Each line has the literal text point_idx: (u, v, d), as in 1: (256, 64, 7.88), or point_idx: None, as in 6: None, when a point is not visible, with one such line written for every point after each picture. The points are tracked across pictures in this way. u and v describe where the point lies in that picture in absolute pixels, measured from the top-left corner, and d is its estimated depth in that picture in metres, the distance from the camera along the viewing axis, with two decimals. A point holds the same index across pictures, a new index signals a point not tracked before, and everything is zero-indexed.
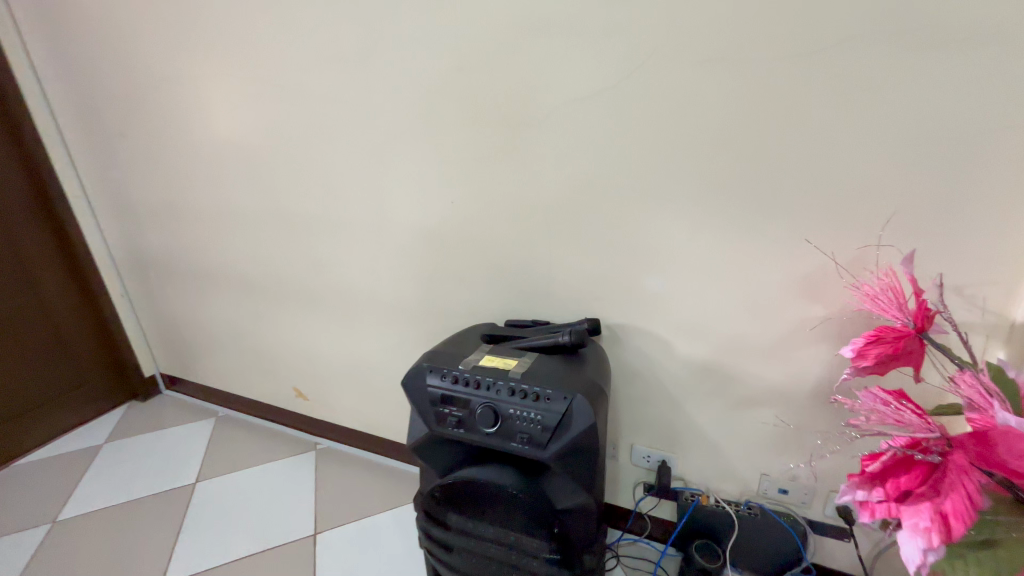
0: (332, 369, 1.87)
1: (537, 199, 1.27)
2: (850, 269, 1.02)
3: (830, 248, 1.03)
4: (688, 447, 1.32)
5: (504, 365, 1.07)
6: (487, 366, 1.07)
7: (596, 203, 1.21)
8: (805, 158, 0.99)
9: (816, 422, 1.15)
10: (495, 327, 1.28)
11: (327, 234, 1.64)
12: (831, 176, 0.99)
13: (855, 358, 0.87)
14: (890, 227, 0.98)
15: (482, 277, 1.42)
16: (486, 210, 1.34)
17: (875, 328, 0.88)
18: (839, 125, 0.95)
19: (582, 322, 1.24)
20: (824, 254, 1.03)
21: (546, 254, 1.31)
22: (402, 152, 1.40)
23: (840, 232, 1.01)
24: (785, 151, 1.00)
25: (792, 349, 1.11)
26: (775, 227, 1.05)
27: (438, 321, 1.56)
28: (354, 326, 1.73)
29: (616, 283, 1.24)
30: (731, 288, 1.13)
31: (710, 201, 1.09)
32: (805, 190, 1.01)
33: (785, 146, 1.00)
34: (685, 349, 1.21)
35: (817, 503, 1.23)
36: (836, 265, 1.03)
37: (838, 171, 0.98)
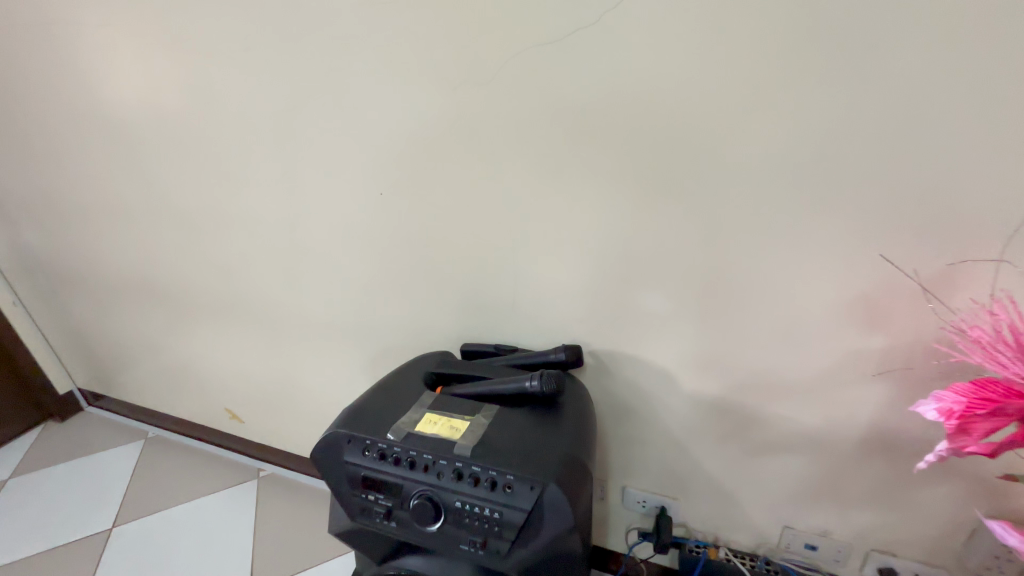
0: (266, 391, 1.57)
1: (496, 192, 0.95)
2: (925, 289, 0.74)
3: (911, 265, 0.74)
4: (693, 492, 1.07)
5: (451, 431, 0.77)
6: (426, 435, 0.77)
7: (575, 196, 0.89)
8: (871, 131, 0.69)
9: (861, 474, 0.89)
10: (445, 361, 0.97)
11: (238, 232, 1.29)
12: (908, 160, 0.69)
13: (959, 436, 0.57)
14: (1015, 242, 0.69)
15: (431, 290, 1.11)
16: (431, 205, 1.02)
17: (983, 391, 0.59)
18: (925, 85, 0.65)
19: (560, 353, 0.94)
20: (897, 272, 0.75)
21: (510, 261, 0.99)
22: (318, 129, 1.06)
23: (929, 241, 0.72)
24: (844, 124, 0.70)
25: (836, 389, 0.84)
26: (822, 228, 0.76)
27: (381, 342, 1.25)
28: (285, 343, 1.42)
29: (603, 298, 0.94)
30: (756, 309, 0.84)
31: (733, 193, 0.79)
32: (869, 179, 0.71)
33: (844, 116, 0.70)
34: (693, 382, 0.94)
35: (853, 562, 0.99)
36: (918, 287, 0.74)
37: (919, 154, 0.68)
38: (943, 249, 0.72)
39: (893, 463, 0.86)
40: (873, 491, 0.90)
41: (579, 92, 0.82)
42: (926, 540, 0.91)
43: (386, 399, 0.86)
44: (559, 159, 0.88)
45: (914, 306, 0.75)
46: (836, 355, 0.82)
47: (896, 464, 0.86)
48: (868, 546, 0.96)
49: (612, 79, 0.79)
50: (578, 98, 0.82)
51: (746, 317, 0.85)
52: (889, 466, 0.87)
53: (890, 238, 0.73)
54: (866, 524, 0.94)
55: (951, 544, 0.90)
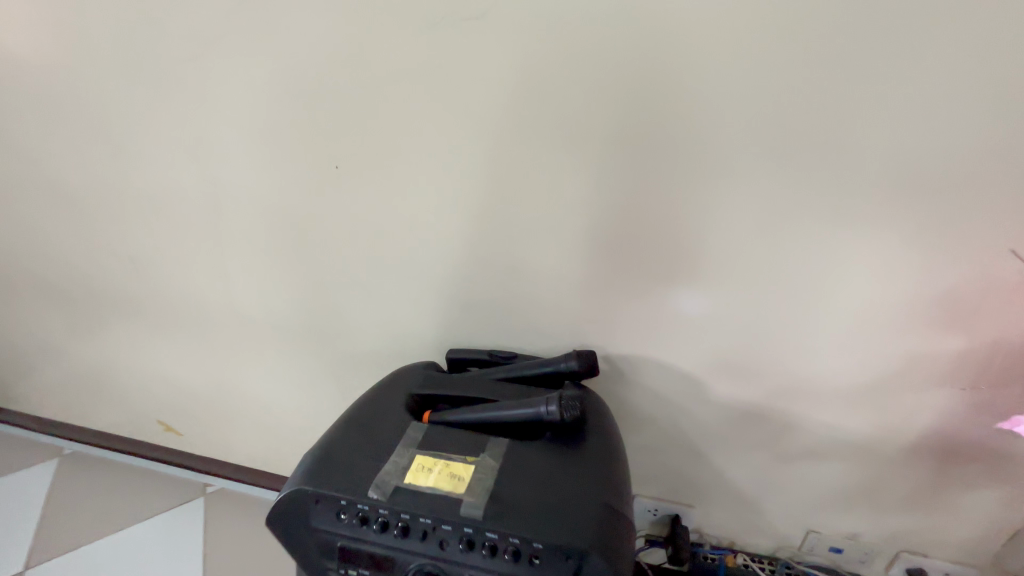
0: (205, 400, 1.32)
1: (488, 167, 0.75)
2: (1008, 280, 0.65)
3: None
4: (712, 499, 0.96)
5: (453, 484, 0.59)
6: (420, 494, 0.59)
7: (593, 173, 0.71)
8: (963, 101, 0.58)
9: (904, 481, 0.81)
10: (429, 378, 0.78)
11: (148, 215, 1.01)
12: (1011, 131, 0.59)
13: None
14: None
15: (405, 287, 0.90)
16: (404, 184, 0.80)
17: None
18: None
19: (572, 361, 0.78)
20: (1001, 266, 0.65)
21: (506, 253, 0.81)
22: (246, 83, 0.80)
23: None
24: (941, 91, 0.58)
25: (892, 394, 0.74)
26: (894, 212, 0.65)
27: (344, 346, 1.04)
28: (223, 347, 1.17)
29: (623, 296, 0.79)
30: (807, 304, 0.72)
31: (797, 172, 0.65)
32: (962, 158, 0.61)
33: (939, 81, 0.58)
34: (727, 389, 0.81)
35: (878, 563, 0.93)
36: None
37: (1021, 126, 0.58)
38: None
39: (942, 468, 0.78)
40: (913, 497, 0.82)
41: (606, 39, 0.63)
42: (963, 540, 0.85)
43: (361, 437, 0.67)
44: (574, 126, 0.69)
45: (1003, 299, 0.66)
46: (907, 360, 0.72)
47: (944, 469, 0.78)
48: (898, 547, 0.90)
49: (650, 21, 0.61)
50: (604, 47, 0.64)
51: (794, 315, 0.73)
52: (937, 473, 0.79)
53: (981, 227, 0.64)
54: (899, 528, 0.87)
55: (989, 545, 0.84)
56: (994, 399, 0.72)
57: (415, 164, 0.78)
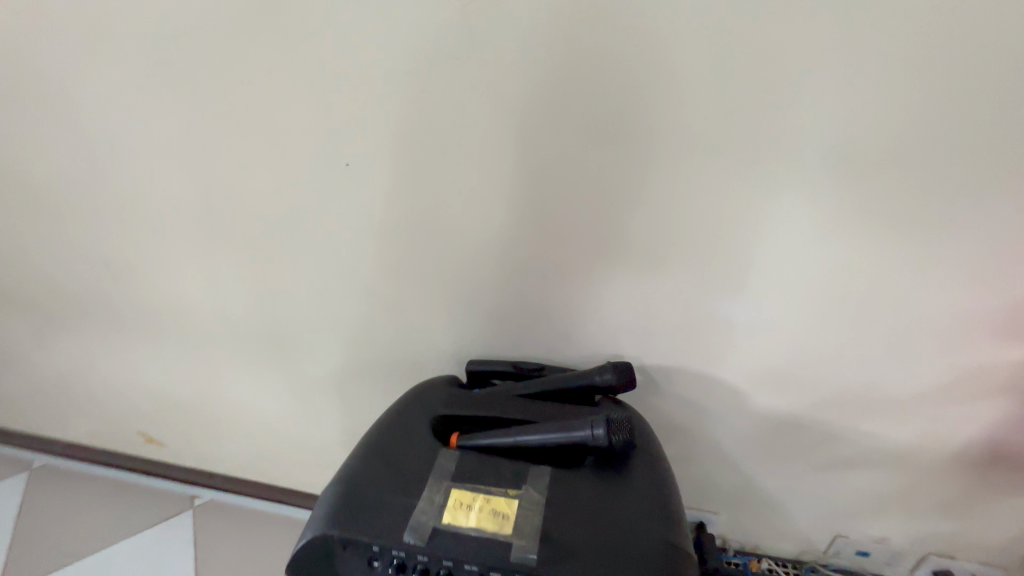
0: (190, 411, 1.22)
1: (524, 167, 0.69)
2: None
3: None
4: (739, 506, 0.93)
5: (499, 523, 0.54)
6: (463, 536, 0.53)
7: (639, 174, 0.66)
8: None
9: (941, 487, 0.80)
10: (453, 396, 0.72)
11: (123, 212, 0.90)
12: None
13: None
14: None
15: (423, 293, 0.84)
16: (426, 184, 0.73)
17: None
18: None
19: (607, 375, 0.72)
20: None
21: (535, 258, 0.75)
22: (245, 68, 0.71)
23: None
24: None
25: (941, 404, 0.72)
26: (957, 220, 0.61)
27: (350, 354, 0.96)
28: (211, 355, 1.07)
29: (662, 306, 0.74)
30: (860, 313, 0.69)
31: (867, 177, 0.61)
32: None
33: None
34: (767, 399, 0.78)
35: (904, 564, 0.92)
36: None
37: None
38: None
39: (981, 474, 0.77)
40: (948, 502, 0.81)
41: (664, 29, 0.57)
42: (993, 543, 0.84)
43: (386, 469, 0.60)
44: (622, 124, 0.63)
45: None
46: (971, 368, 0.69)
47: (981, 474, 0.77)
48: (926, 549, 0.89)
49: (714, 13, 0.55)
50: (658, 37, 0.58)
51: (845, 325, 0.70)
52: (973, 478, 0.78)
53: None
54: (929, 532, 0.86)
55: (1017, 547, 0.84)
56: None
57: (440, 163, 0.71)
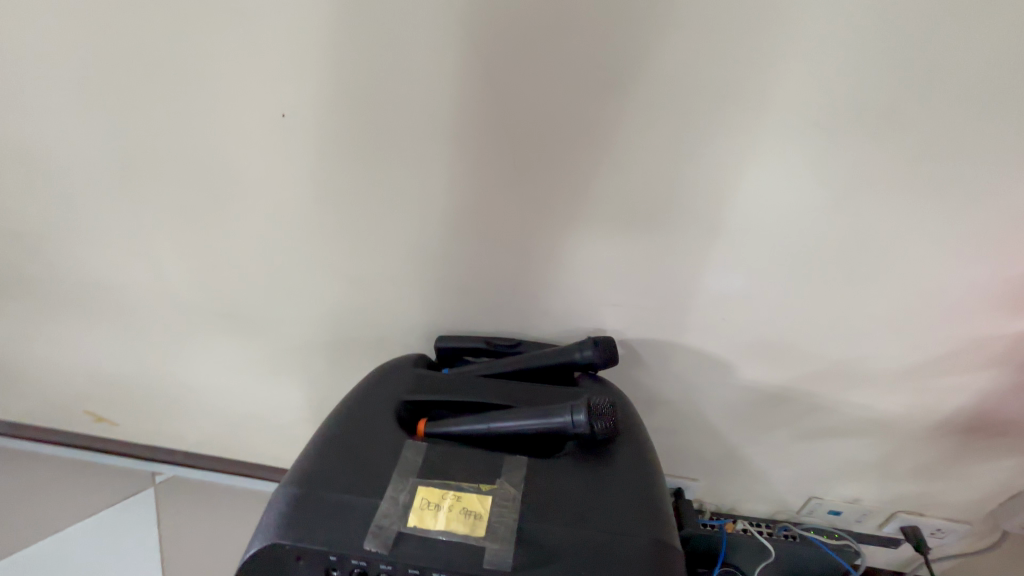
0: (139, 390, 1.12)
1: (493, 122, 0.59)
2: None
3: None
4: (718, 473, 0.93)
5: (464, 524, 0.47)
6: (430, 541, 0.48)
7: (625, 130, 0.57)
8: None
9: (917, 452, 0.80)
10: (421, 378, 0.65)
11: (24, 172, 0.76)
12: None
13: None
14: None
15: (386, 264, 0.75)
16: (381, 140, 0.63)
17: None
18: None
19: (588, 352, 0.66)
20: None
21: (508, 224, 0.67)
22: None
23: None
24: None
25: (934, 377, 0.70)
26: (976, 184, 0.54)
27: (311, 329, 0.88)
28: (153, 332, 0.97)
29: (646, 277, 0.68)
30: (863, 287, 0.63)
31: (883, 141, 0.53)
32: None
33: None
34: (753, 372, 0.74)
35: (873, 521, 0.94)
36: None
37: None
38: None
39: (963, 440, 0.77)
40: (921, 465, 0.81)
41: None
42: (963, 502, 0.86)
43: (345, 465, 0.54)
44: (606, 68, 0.54)
45: None
46: (967, 341, 0.65)
47: (958, 441, 0.77)
48: (896, 508, 0.90)
49: None
50: None
51: (846, 298, 0.65)
52: (949, 444, 0.78)
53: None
54: (901, 493, 0.87)
55: (984, 504, 0.86)
56: None
57: (394, 114, 0.61)
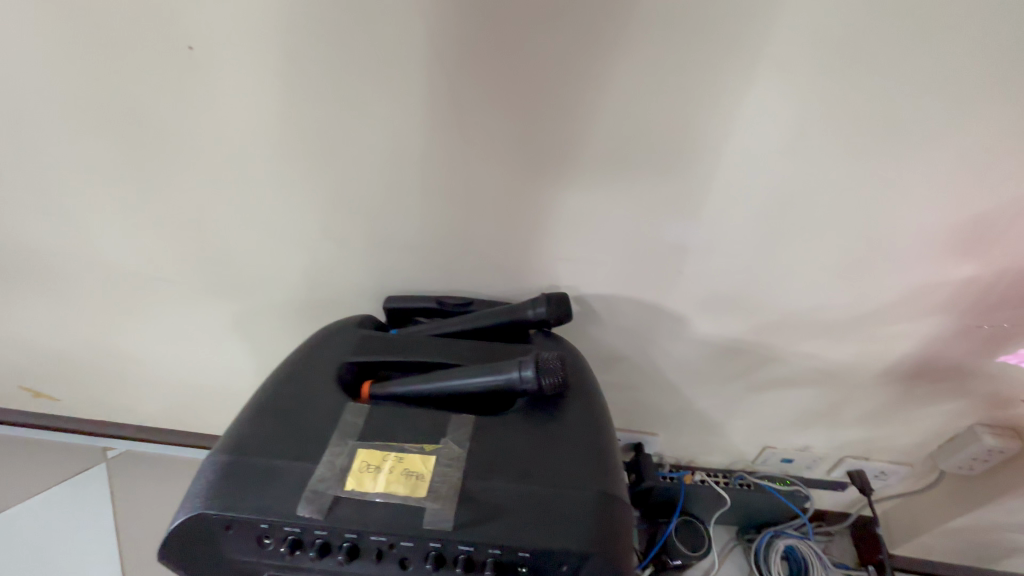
0: (74, 362, 1.04)
1: (427, 57, 0.54)
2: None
3: None
4: (677, 427, 0.94)
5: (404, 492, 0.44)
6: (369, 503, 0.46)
7: (569, 65, 0.52)
8: None
9: (863, 400, 0.82)
10: (365, 339, 0.62)
11: None
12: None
13: None
14: None
15: (325, 220, 0.70)
16: (304, 79, 0.57)
17: None
18: None
19: (541, 309, 0.64)
20: None
21: (451, 174, 0.62)
22: None
23: None
24: None
25: (881, 325, 0.70)
26: (935, 126, 0.51)
27: (254, 292, 0.83)
28: (81, 301, 0.90)
29: (599, 231, 0.65)
30: (819, 237, 0.61)
31: (841, 77, 0.49)
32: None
33: None
34: (708, 326, 0.74)
35: (823, 466, 0.98)
36: None
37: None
38: None
39: (907, 386, 0.79)
40: (867, 412, 0.84)
41: None
42: (905, 445, 0.89)
43: (281, 430, 0.51)
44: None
45: None
46: (915, 290, 0.65)
47: (903, 387, 0.79)
48: (843, 453, 0.94)
49: None
50: None
51: (801, 250, 0.63)
52: (893, 391, 0.80)
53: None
54: (848, 439, 0.90)
55: (924, 447, 0.89)
56: (984, 327, 0.68)
57: (315, 48, 0.55)
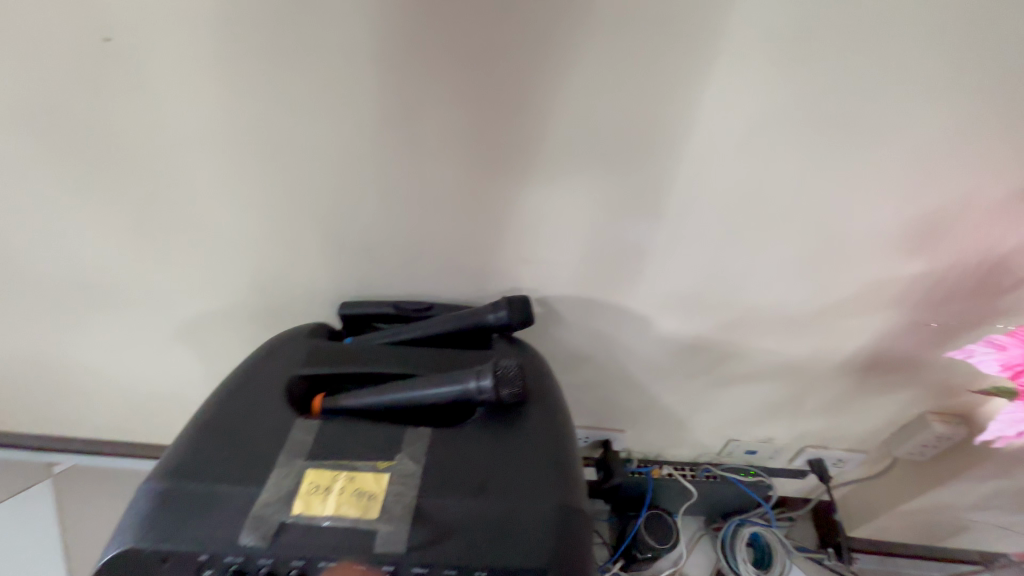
0: (3, 377, 0.96)
1: (369, 52, 0.51)
2: (1000, 212, 0.57)
3: None
4: (643, 423, 0.94)
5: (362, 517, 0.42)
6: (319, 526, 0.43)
7: (519, 61, 0.50)
8: None
9: (821, 391, 0.83)
10: (316, 349, 0.59)
11: None
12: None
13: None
14: None
15: (271, 223, 0.66)
16: (238, 72, 0.53)
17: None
18: None
19: (501, 313, 0.62)
20: (988, 186, 0.55)
21: (402, 174, 0.60)
22: None
23: None
24: None
25: (837, 319, 0.71)
26: (884, 126, 0.51)
27: (201, 298, 0.78)
28: (9, 313, 0.83)
29: (558, 232, 0.63)
30: (777, 235, 0.61)
31: (794, 75, 0.49)
32: (1009, 60, 0.46)
33: None
34: (671, 324, 0.73)
35: (785, 456, 1.00)
36: None
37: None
38: None
39: (862, 377, 0.80)
40: (825, 403, 0.86)
41: None
42: (860, 433, 0.92)
43: (224, 451, 0.48)
44: None
45: (982, 218, 0.58)
46: (868, 285, 0.66)
47: (858, 379, 0.81)
48: (804, 443, 0.96)
49: None
50: None
51: (759, 248, 0.63)
52: (849, 382, 0.81)
53: (989, 155, 0.53)
54: (807, 429, 0.92)
55: (878, 434, 0.92)
56: (933, 319, 0.70)
57: (248, 39, 0.51)
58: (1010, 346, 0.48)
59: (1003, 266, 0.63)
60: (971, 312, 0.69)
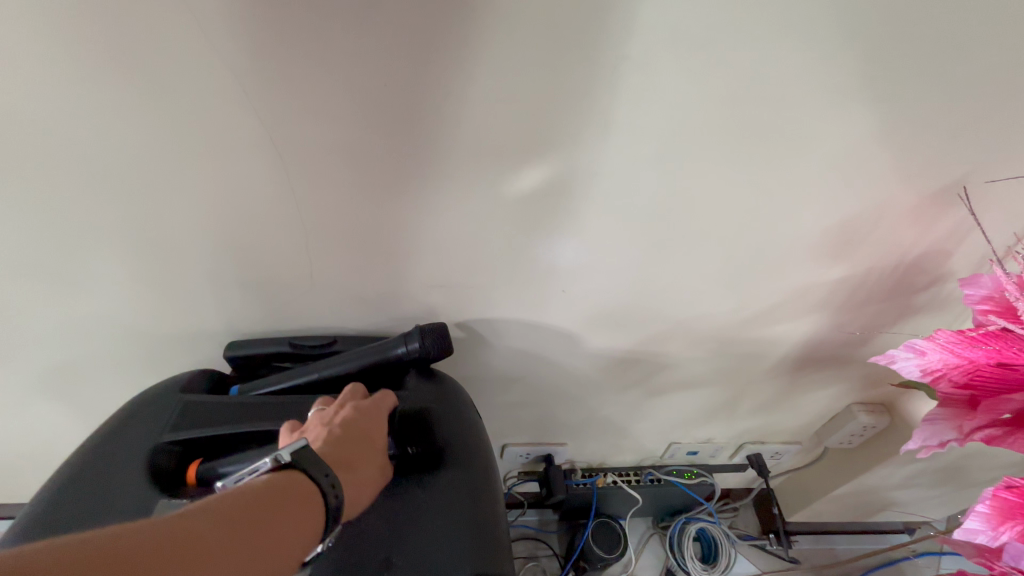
0: None
1: (220, 69, 0.42)
2: (914, 214, 0.57)
3: (969, 168, 0.52)
4: (585, 435, 0.91)
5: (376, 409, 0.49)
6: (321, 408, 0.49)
7: (403, 77, 0.43)
8: None
9: (755, 392, 0.83)
10: (190, 410, 0.50)
11: None
12: (995, 34, 0.43)
13: (946, 363, 0.44)
14: None
15: (134, 262, 0.56)
16: (41, 91, 0.42)
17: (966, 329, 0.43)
18: None
19: (413, 346, 0.55)
20: (901, 192, 0.54)
21: (284, 201, 0.51)
22: None
23: (958, 150, 0.51)
24: None
25: (767, 325, 0.70)
26: (801, 135, 0.49)
27: (56, 346, 0.65)
28: None
29: (471, 254, 0.57)
30: (703, 247, 0.58)
31: (704, 84, 0.45)
32: (921, 69, 0.45)
33: None
34: (602, 340, 0.70)
35: (724, 453, 1.00)
36: (961, 185, 0.54)
37: (1009, 30, 0.43)
38: (954, 159, 0.52)
39: (793, 376, 0.80)
40: (759, 402, 0.85)
41: None
42: (794, 427, 0.93)
43: None
44: None
45: (897, 221, 0.57)
46: (794, 290, 0.65)
47: (788, 377, 0.80)
48: (742, 440, 0.96)
49: None
50: None
51: (686, 259, 0.60)
52: (780, 382, 0.81)
53: (903, 163, 0.52)
54: (744, 428, 0.92)
55: (810, 426, 0.93)
56: (856, 317, 0.70)
57: (47, 50, 0.40)
58: (929, 352, 0.44)
59: (918, 264, 0.63)
60: (890, 309, 0.69)
